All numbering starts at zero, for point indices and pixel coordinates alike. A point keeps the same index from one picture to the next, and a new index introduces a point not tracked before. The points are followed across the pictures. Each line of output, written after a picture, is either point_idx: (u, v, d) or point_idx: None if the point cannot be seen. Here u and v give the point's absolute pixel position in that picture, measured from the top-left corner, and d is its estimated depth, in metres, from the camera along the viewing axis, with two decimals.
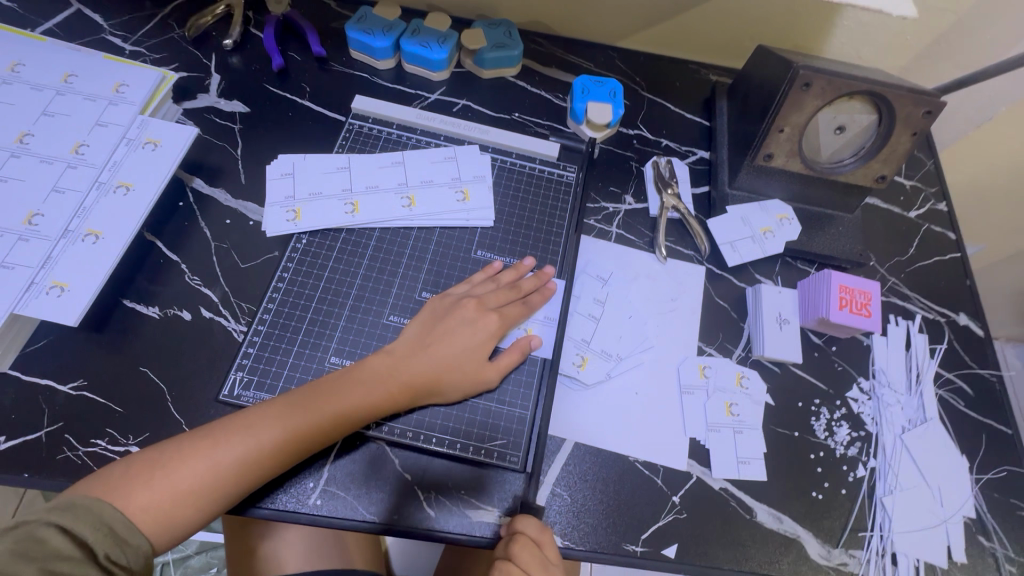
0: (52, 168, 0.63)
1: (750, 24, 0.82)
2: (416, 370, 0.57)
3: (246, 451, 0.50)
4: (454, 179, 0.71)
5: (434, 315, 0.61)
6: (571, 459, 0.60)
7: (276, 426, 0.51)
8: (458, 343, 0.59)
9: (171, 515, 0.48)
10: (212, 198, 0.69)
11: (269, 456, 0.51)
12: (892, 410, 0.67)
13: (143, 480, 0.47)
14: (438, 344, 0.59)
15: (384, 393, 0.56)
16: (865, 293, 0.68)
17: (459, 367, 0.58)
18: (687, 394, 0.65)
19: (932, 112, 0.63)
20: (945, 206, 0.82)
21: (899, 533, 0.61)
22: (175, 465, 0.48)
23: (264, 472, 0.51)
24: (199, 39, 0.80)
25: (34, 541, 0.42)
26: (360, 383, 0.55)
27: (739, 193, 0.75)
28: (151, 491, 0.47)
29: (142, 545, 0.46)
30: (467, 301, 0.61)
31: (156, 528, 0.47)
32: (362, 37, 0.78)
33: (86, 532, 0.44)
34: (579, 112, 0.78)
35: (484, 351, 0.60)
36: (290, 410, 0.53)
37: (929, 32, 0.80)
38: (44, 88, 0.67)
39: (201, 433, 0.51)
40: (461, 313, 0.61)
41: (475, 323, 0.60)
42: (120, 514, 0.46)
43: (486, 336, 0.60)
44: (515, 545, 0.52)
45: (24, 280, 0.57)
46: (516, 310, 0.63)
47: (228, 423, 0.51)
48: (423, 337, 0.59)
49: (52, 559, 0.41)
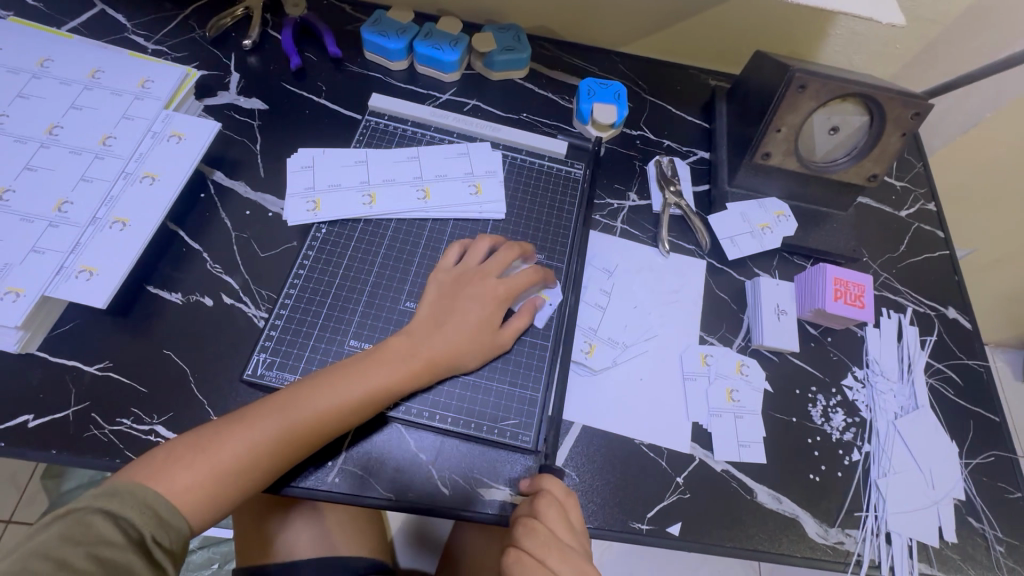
0: (81, 158, 0.65)
1: (747, 32, 0.87)
2: (435, 347, 0.59)
3: (281, 431, 0.52)
4: (467, 174, 0.74)
5: (442, 293, 0.63)
6: (579, 441, 0.63)
7: (309, 407, 0.54)
8: (472, 317, 0.62)
9: (209, 497, 0.49)
10: (232, 190, 0.71)
11: (303, 435, 0.53)
12: (886, 398, 0.70)
13: (183, 462, 0.49)
14: (452, 320, 0.61)
15: (409, 372, 0.58)
16: (859, 285, 0.71)
17: (471, 339, 0.61)
18: (689, 381, 0.67)
19: (920, 114, 0.66)
20: (934, 207, 0.86)
21: (894, 513, 0.63)
22: (214, 447, 0.50)
23: (297, 451, 0.53)
24: (219, 39, 0.83)
25: (80, 525, 0.44)
26: (386, 363, 0.57)
27: (739, 191, 0.79)
28: (190, 473, 0.49)
29: (182, 526, 0.48)
30: (474, 279, 0.64)
31: (196, 508, 0.49)
32: (377, 38, 0.81)
33: (130, 516, 0.46)
34: (585, 112, 0.81)
35: (495, 321, 0.63)
36: (321, 390, 0.55)
37: (917, 41, 0.84)
38: (73, 83, 0.70)
39: (235, 416, 0.53)
40: (472, 289, 0.63)
41: (487, 297, 0.63)
42: (163, 496, 0.48)
43: (496, 309, 0.63)
44: (541, 501, 0.54)
45: (54, 265, 0.59)
46: (524, 280, 0.65)
47: (262, 404, 0.54)
48: (437, 315, 0.62)
49: (98, 544, 0.43)
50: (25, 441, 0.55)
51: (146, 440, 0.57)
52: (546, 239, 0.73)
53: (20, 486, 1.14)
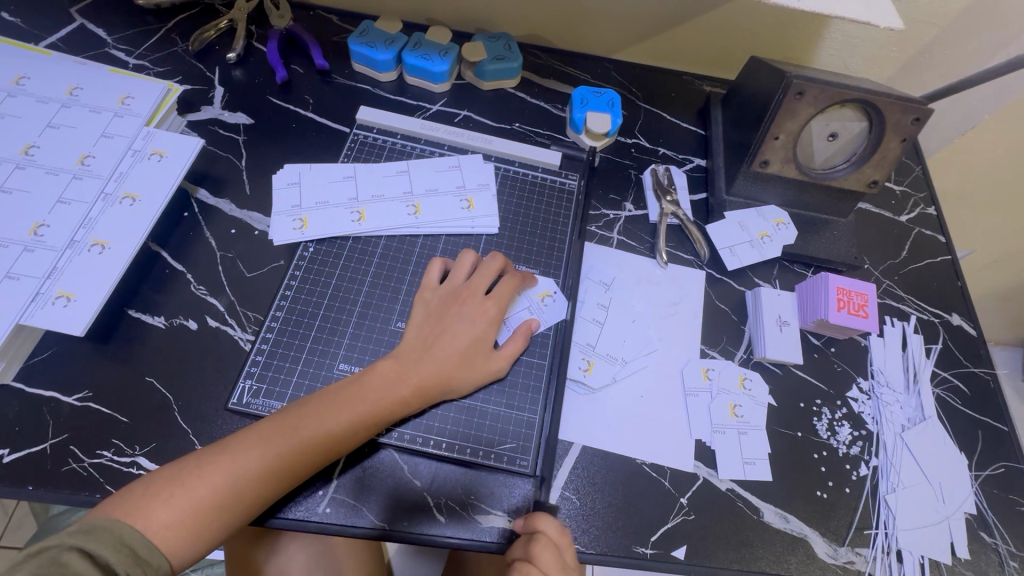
0: (58, 179, 0.63)
1: (741, 38, 0.85)
2: (425, 371, 0.57)
3: (267, 461, 0.50)
4: (459, 188, 0.72)
5: (430, 312, 0.61)
6: (579, 463, 0.61)
7: (296, 436, 0.51)
8: (463, 337, 0.60)
9: (192, 533, 0.47)
10: (217, 209, 0.69)
11: (289, 465, 0.51)
12: (892, 409, 0.68)
13: (163, 497, 0.47)
14: (442, 343, 0.59)
15: (398, 396, 0.56)
16: (862, 294, 0.70)
17: (464, 360, 0.59)
18: (691, 396, 0.65)
19: (920, 119, 0.65)
20: (934, 211, 0.84)
21: (904, 530, 0.62)
22: (195, 479, 0.48)
23: (283, 481, 0.51)
24: (202, 52, 0.81)
25: (54, 566, 0.40)
26: (375, 389, 0.55)
27: (736, 199, 0.77)
28: (171, 508, 0.47)
29: (162, 564, 0.45)
30: (463, 295, 0.62)
31: (177, 545, 0.46)
32: (364, 49, 0.79)
33: (107, 555, 0.43)
34: (578, 121, 0.79)
35: (487, 341, 0.61)
36: (307, 418, 0.53)
37: (913, 44, 0.83)
38: (50, 101, 0.67)
39: (218, 447, 0.50)
40: (461, 306, 0.61)
41: (479, 316, 0.61)
42: (142, 534, 0.45)
43: (486, 327, 0.61)
44: (535, 545, 0.51)
45: (30, 291, 0.56)
46: (511, 291, 0.64)
47: (245, 434, 0.51)
48: (426, 335, 0.60)
49: None
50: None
51: (127, 473, 0.54)
52: (542, 252, 0.71)
53: (6, 513, 1.11)
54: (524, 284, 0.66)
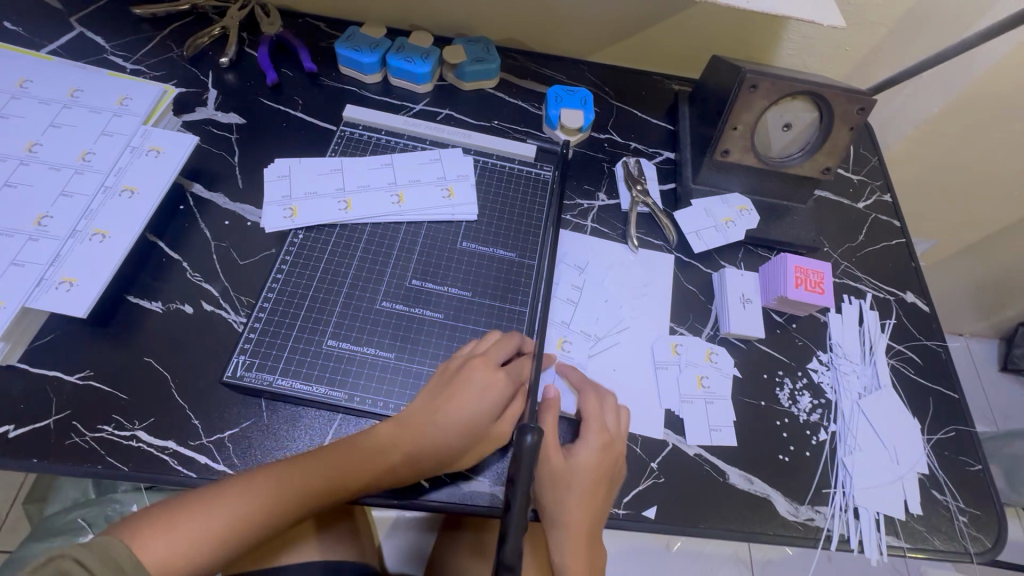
0: (60, 174, 0.66)
1: (706, 39, 0.91)
2: (427, 441, 0.56)
3: (264, 510, 0.51)
4: (440, 179, 0.77)
5: (440, 378, 0.61)
6: (554, 431, 0.65)
7: (294, 494, 0.53)
8: (472, 401, 0.58)
9: (177, 571, 0.48)
10: (211, 202, 0.73)
11: (282, 518, 0.52)
12: (849, 378, 0.73)
13: (165, 535, 0.48)
14: (450, 410, 0.58)
15: (395, 470, 0.56)
16: (819, 272, 0.75)
17: (468, 430, 0.57)
18: (660, 369, 0.70)
19: (864, 109, 0.71)
20: (889, 198, 0.90)
21: (860, 489, 0.66)
22: (193, 520, 0.49)
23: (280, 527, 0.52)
24: (196, 57, 0.85)
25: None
26: (372, 461, 0.55)
27: (702, 188, 0.82)
28: (164, 547, 0.47)
29: None
30: (477, 362, 0.60)
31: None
32: (350, 53, 0.84)
33: (99, 571, 0.43)
34: (553, 117, 0.85)
35: (496, 412, 0.59)
36: (308, 479, 0.53)
37: (865, 43, 0.89)
38: (52, 102, 0.71)
39: (218, 492, 0.51)
40: (476, 375, 0.59)
41: (492, 386, 0.59)
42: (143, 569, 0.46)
43: (499, 399, 0.59)
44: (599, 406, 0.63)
45: (35, 277, 0.60)
46: (528, 369, 0.63)
47: (245, 480, 0.52)
48: (433, 402, 0.59)
49: None
50: (5, 450, 0.56)
51: (127, 445, 0.58)
52: (520, 236, 0.76)
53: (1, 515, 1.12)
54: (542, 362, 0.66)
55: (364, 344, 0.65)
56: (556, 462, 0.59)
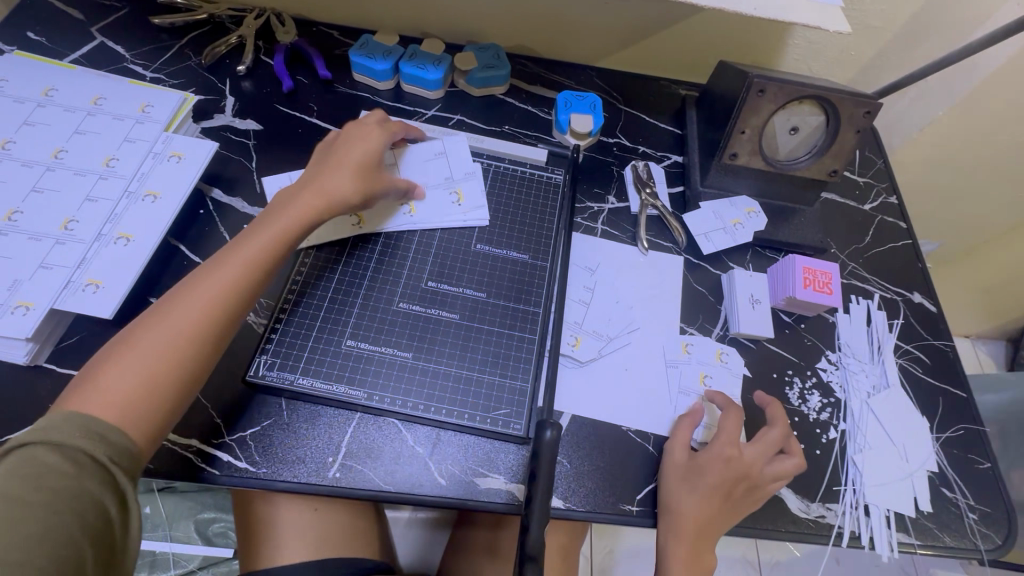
0: (85, 180, 0.68)
1: (712, 45, 0.93)
2: (323, 184, 0.66)
3: (198, 300, 0.55)
4: (448, 180, 0.78)
5: (313, 166, 0.69)
6: (569, 430, 0.66)
7: (199, 291, 0.56)
8: (345, 159, 0.68)
9: (134, 405, 0.50)
10: (230, 207, 0.75)
11: (198, 310, 0.55)
12: (858, 378, 0.73)
13: (104, 375, 0.50)
14: (327, 170, 0.67)
15: (303, 209, 0.64)
16: (827, 273, 0.76)
17: (345, 175, 0.67)
18: (671, 368, 0.71)
19: (871, 112, 0.72)
20: (895, 200, 0.91)
21: (871, 486, 0.67)
22: (113, 368, 0.51)
23: (219, 329, 0.56)
24: (214, 65, 0.87)
25: (33, 463, 0.43)
26: (278, 223, 0.63)
27: (710, 191, 0.83)
28: (100, 392, 0.49)
29: (121, 442, 0.48)
30: (338, 138, 0.71)
31: (132, 420, 0.49)
32: (364, 61, 0.86)
33: (76, 443, 0.45)
34: (564, 122, 0.86)
35: (365, 156, 0.69)
36: (205, 275, 0.57)
37: (870, 47, 0.90)
38: (76, 110, 0.73)
39: (123, 340, 0.53)
40: (339, 147, 0.70)
41: (364, 137, 0.71)
42: (98, 416, 0.48)
43: (358, 151, 0.69)
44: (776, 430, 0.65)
45: (62, 279, 0.62)
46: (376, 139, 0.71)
47: (157, 311, 0.55)
48: (310, 176, 0.68)
49: (46, 476, 0.42)
50: None
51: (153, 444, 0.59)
52: (533, 237, 0.77)
53: None
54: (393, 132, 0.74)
55: (382, 343, 0.66)
56: (677, 456, 0.63)
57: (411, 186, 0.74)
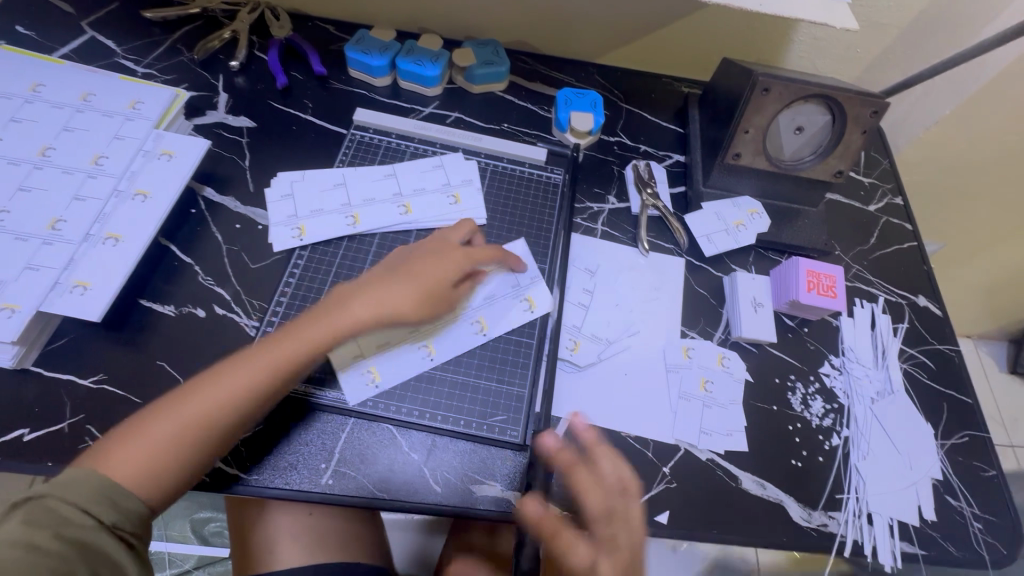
0: (73, 178, 0.67)
1: (716, 42, 0.91)
2: (380, 293, 0.63)
3: (249, 379, 0.56)
4: (517, 288, 0.70)
5: (389, 262, 0.66)
6: (568, 436, 0.64)
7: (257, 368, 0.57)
8: (417, 281, 0.64)
9: (152, 472, 0.51)
10: (223, 205, 0.73)
11: (252, 390, 0.56)
12: (861, 383, 0.72)
13: (136, 436, 0.52)
14: (395, 280, 0.64)
15: (353, 316, 0.61)
16: (831, 276, 0.74)
17: (410, 296, 0.63)
18: (672, 372, 0.70)
19: (878, 112, 0.70)
20: (901, 201, 0.89)
21: (873, 494, 0.65)
22: (150, 427, 0.52)
23: (249, 408, 0.55)
24: (207, 61, 0.85)
25: (42, 511, 0.46)
26: (329, 312, 0.61)
27: (713, 191, 0.82)
28: (129, 453, 0.51)
29: (135, 508, 0.50)
30: (421, 251, 0.67)
31: (148, 490, 0.51)
32: (360, 57, 0.84)
33: (87, 503, 0.48)
34: (563, 120, 0.84)
35: (440, 282, 0.65)
36: (267, 350, 0.58)
37: (877, 44, 0.88)
38: (64, 106, 0.72)
39: (169, 398, 0.55)
40: (419, 253, 0.67)
41: (435, 262, 0.66)
42: (118, 478, 0.50)
43: (440, 273, 0.65)
44: (603, 454, 0.61)
45: (48, 281, 0.60)
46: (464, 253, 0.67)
47: (198, 382, 0.55)
48: (381, 274, 0.65)
49: (63, 525, 0.46)
50: (19, 454, 0.56)
51: None
52: (531, 239, 0.75)
53: None
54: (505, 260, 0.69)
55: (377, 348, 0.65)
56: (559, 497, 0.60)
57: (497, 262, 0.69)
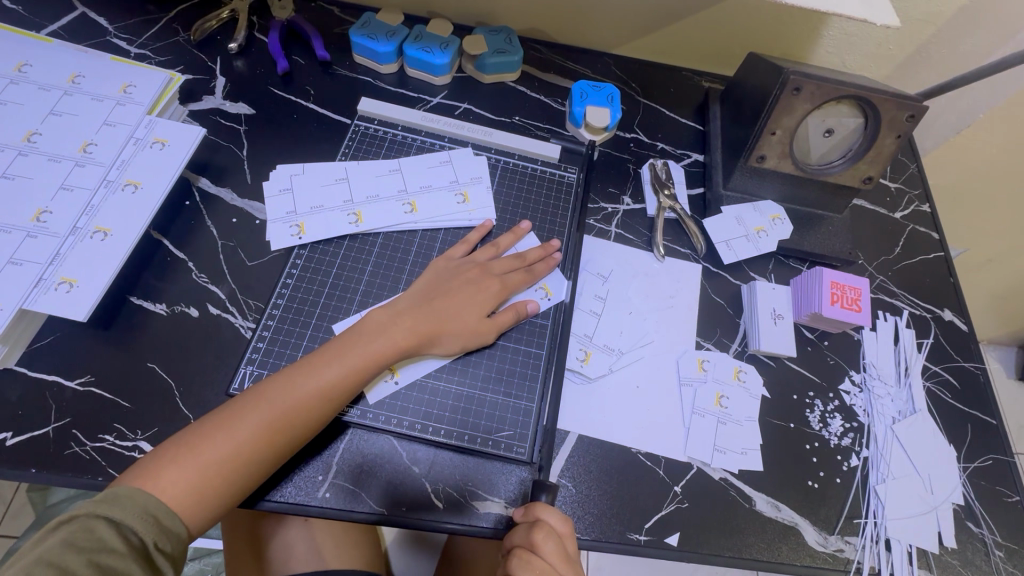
0: (60, 166, 0.63)
1: (741, 34, 0.86)
2: (422, 321, 0.60)
3: (302, 400, 0.53)
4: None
5: (436, 275, 0.64)
6: (575, 452, 0.62)
7: (304, 390, 0.53)
8: (464, 307, 0.62)
9: (198, 494, 0.48)
10: (218, 198, 0.70)
11: (297, 414, 0.52)
12: (883, 402, 0.69)
13: (185, 452, 0.49)
14: (442, 302, 0.62)
15: (395, 346, 0.58)
16: (856, 288, 0.71)
17: (457, 321, 0.61)
18: (685, 386, 0.66)
19: (915, 116, 0.66)
20: (928, 208, 0.85)
21: (893, 520, 0.63)
22: (200, 447, 0.49)
23: (301, 433, 0.53)
24: (203, 42, 0.81)
25: (83, 531, 0.42)
26: (373, 334, 0.57)
27: (733, 194, 0.78)
28: (176, 471, 0.48)
29: (180, 530, 0.47)
30: (470, 268, 0.65)
31: (193, 512, 0.48)
32: (365, 42, 0.80)
33: (133, 523, 0.44)
34: (578, 115, 0.80)
35: (484, 309, 0.63)
36: (318, 368, 0.55)
37: (911, 42, 0.83)
38: (51, 88, 0.68)
39: (219, 415, 0.51)
40: (465, 276, 0.64)
41: (480, 289, 0.64)
42: (166, 499, 0.47)
43: (486, 298, 0.64)
44: (539, 533, 0.52)
45: (33, 276, 0.57)
46: (519, 277, 0.66)
47: (242, 402, 0.52)
48: (426, 295, 0.62)
49: (99, 551, 0.42)
50: (2, 459, 0.53)
51: (130, 457, 0.55)
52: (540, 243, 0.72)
53: (4, 502, 1.11)
54: (538, 273, 0.68)
55: None
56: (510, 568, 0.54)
57: (520, 311, 0.64)
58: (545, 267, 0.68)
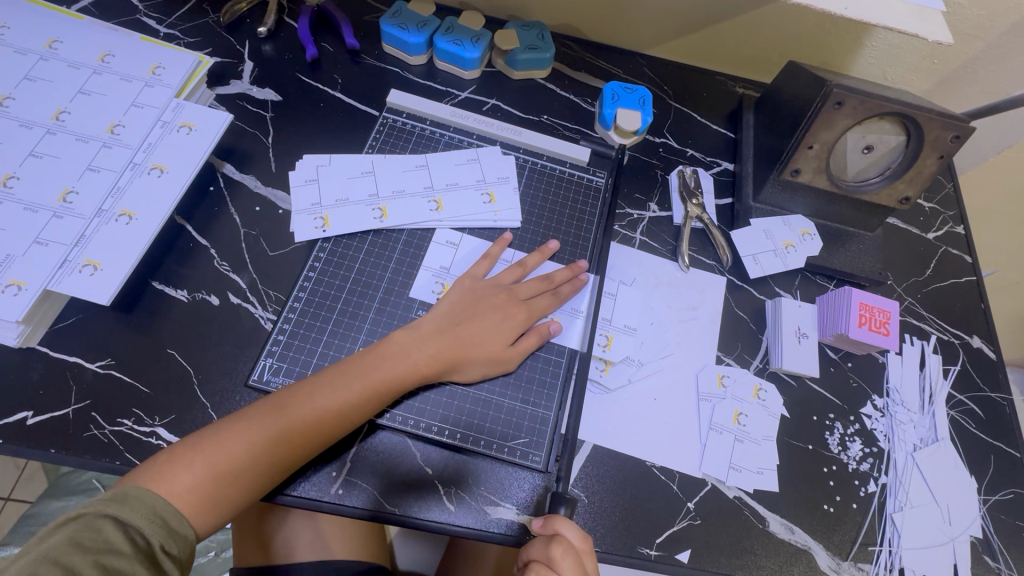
0: (87, 147, 0.63)
1: (781, 40, 0.83)
2: (443, 347, 0.59)
3: (320, 409, 0.53)
4: (574, 310, 0.67)
5: (466, 296, 0.63)
6: (589, 462, 0.61)
7: (324, 399, 0.53)
8: (488, 334, 0.61)
9: (210, 496, 0.48)
10: (243, 185, 0.69)
11: (312, 421, 0.52)
12: (905, 428, 0.68)
13: (199, 454, 0.49)
14: (468, 326, 0.61)
15: (416, 368, 0.57)
16: (885, 311, 0.69)
17: (480, 347, 0.60)
18: (703, 401, 0.65)
19: (960, 137, 0.63)
20: (963, 229, 0.83)
21: (908, 550, 0.62)
22: (213, 448, 0.49)
23: (315, 439, 0.53)
24: (233, 24, 0.80)
25: (89, 530, 0.42)
26: (393, 356, 0.57)
27: (763, 207, 0.76)
28: (190, 473, 0.48)
29: (189, 533, 0.47)
30: (498, 292, 0.64)
31: (204, 514, 0.48)
32: (395, 31, 0.78)
33: (139, 524, 0.45)
34: (608, 117, 0.78)
35: (508, 337, 0.62)
36: (337, 378, 0.55)
37: (958, 57, 0.80)
38: (81, 66, 0.67)
39: (234, 418, 0.51)
40: (492, 300, 0.63)
41: (506, 314, 0.63)
42: (178, 501, 0.47)
43: (513, 325, 0.63)
44: (557, 548, 0.51)
45: (58, 257, 0.57)
46: (545, 301, 0.65)
47: (260, 406, 0.52)
48: (451, 318, 0.61)
49: (105, 552, 0.42)
50: (24, 437, 0.54)
51: (147, 442, 0.55)
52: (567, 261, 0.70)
53: (19, 466, 1.13)
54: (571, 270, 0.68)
55: None
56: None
57: (543, 333, 0.63)
58: (567, 276, 0.67)
